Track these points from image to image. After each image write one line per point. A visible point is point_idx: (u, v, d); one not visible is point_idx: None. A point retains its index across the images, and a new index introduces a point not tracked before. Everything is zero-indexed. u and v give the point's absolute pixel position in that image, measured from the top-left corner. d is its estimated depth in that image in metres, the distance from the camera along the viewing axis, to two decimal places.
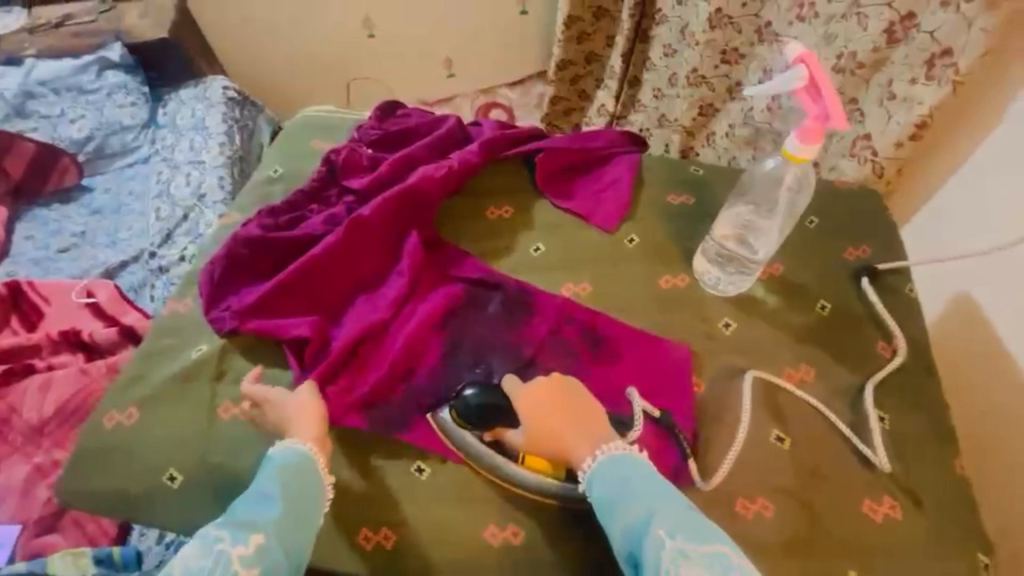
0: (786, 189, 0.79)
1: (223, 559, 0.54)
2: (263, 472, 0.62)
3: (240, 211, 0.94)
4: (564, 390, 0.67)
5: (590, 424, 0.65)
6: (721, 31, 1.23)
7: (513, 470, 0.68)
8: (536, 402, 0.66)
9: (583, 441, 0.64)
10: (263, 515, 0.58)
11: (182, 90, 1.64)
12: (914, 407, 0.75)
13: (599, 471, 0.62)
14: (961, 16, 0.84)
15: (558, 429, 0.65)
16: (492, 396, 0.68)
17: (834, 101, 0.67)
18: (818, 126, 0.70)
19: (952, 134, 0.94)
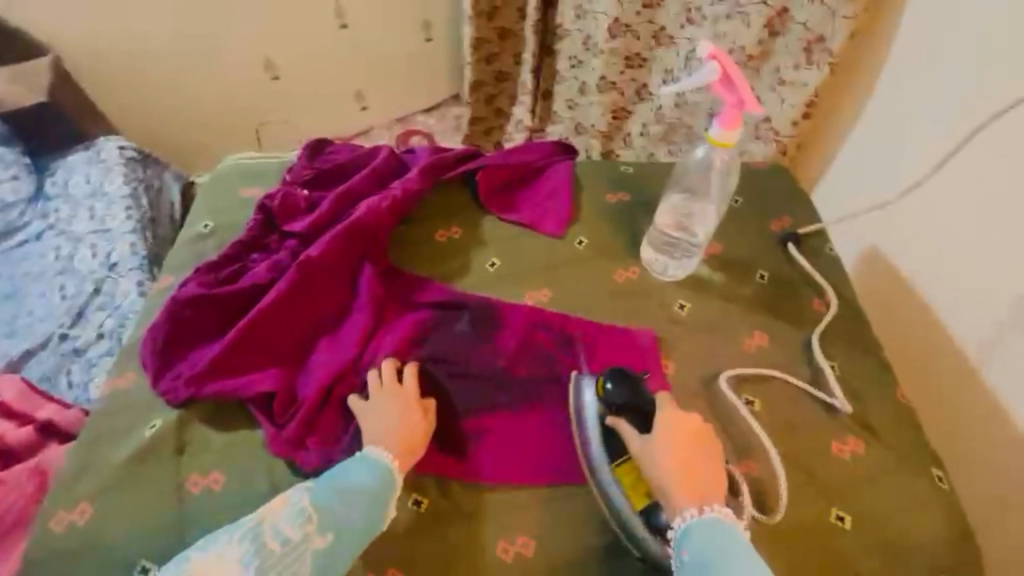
0: (717, 174, 0.85)
1: (295, 549, 0.59)
2: (351, 467, 0.65)
3: (172, 273, 0.89)
4: (709, 441, 0.67)
5: (711, 481, 0.64)
6: (621, 39, 1.33)
7: (606, 465, 0.68)
8: (684, 423, 0.67)
9: (693, 487, 0.64)
10: (343, 515, 0.62)
11: (69, 155, 1.49)
12: (856, 351, 0.83)
13: (698, 534, 0.61)
14: (827, 7, 0.96)
15: (681, 458, 0.64)
16: (638, 399, 0.69)
17: (746, 89, 0.74)
18: (735, 113, 0.76)
19: (836, 108, 1.06)
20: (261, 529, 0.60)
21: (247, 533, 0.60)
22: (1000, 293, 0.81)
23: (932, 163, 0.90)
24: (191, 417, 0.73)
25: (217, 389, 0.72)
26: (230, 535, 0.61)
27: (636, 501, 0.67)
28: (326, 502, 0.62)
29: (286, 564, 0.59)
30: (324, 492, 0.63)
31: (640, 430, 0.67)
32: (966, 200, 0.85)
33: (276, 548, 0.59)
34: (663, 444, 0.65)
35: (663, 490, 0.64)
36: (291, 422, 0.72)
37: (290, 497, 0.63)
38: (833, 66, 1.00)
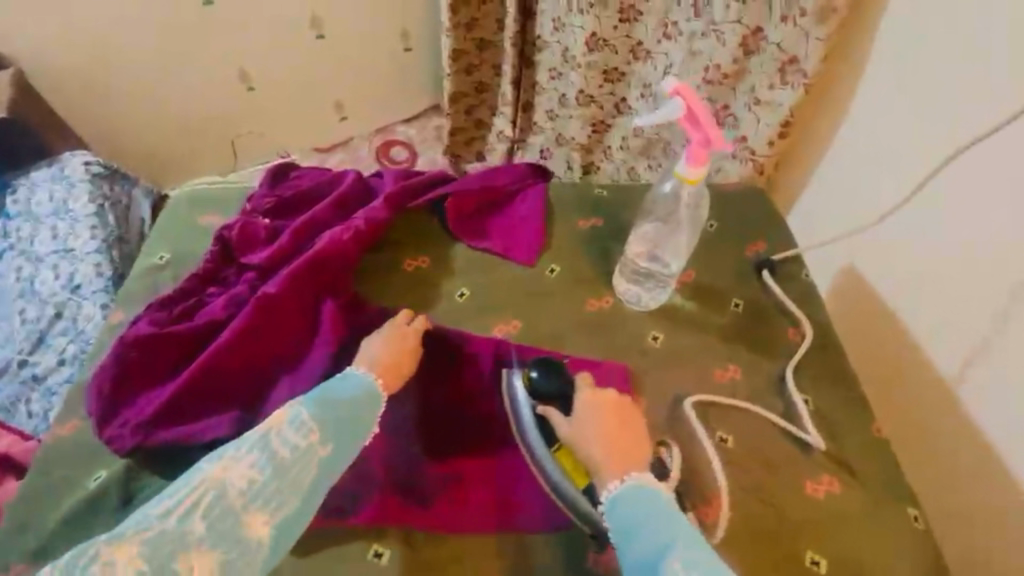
0: (685, 206, 0.82)
1: (304, 456, 0.60)
2: (338, 383, 0.67)
3: (124, 308, 0.84)
4: (626, 408, 0.69)
5: (635, 449, 0.65)
6: (601, 53, 1.30)
7: (543, 453, 0.69)
8: (604, 400, 0.69)
9: (621, 460, 0.64)
10: (341, 424, 0.63)
11: (34, 172, 1.44)
12: (830, 382, 0.81)
13: (622, 500, 0.61)
14: (799, 28, 0.95)
15: (604, 434, 0.65)
16: (559, 384, 0.71)
17: (713, 127, 0.73)
18: (702, 151, 0.75)
19: (812, 128, 1.05)
20: (268, 440, 0.60)
21: (252, 446, 0.59)
22: (973, 324, 0.80)
23: (908, 189, 0.88)
24: (138, 467, 0.69)
25: (167, 437, 0.69)
26: (233, 449, 0.59)
27: (578, 480, 0.68)
28: (325, 413, 0.62)
29: (297, 471, 0.59)
30: (319, 405, 0.63)
31: (563, 413, 0.69)
32: (939, 229, 0.83)
33: (283, 458, 0.59)
34: (584, 425, 0.67)
35: (595, 470, 0.65)
36: None
37: (287, 410, 0.63)
38: (807, 87, 0.99)
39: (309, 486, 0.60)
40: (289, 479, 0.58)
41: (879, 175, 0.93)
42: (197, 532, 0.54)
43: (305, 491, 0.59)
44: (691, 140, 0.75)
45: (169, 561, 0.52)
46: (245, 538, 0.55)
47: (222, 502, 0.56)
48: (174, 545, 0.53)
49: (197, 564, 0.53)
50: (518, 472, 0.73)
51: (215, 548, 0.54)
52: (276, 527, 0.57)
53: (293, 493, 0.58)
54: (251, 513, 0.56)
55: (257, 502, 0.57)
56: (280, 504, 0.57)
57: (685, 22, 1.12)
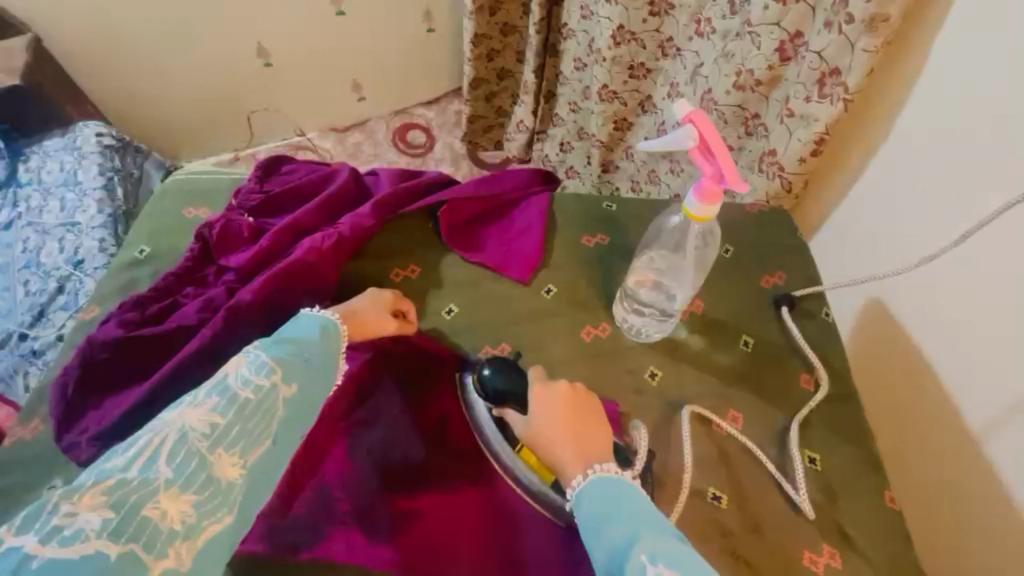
0: (693, 245, 0.74)
1: (269, 395, 0.55)
2: (296, 326, 0.63)
3: (100, 304, 0.82)
4: (580, 400, 0.67)
5: (591, 443, 0.63)
6: (626, 48, 1.20)
7: (506, 452, 0.70)
8: (553, 393, 0.67)
9: (581, 454, 0.62)
10: (306, 363, 0.59)
11: (47, 141, 1.43)
12: (840, 439, 0.75)
13: (588, 494, 0.58)
14: (845, 37, 0.84)
15: (559, 428, 0.64)
16: (508, 382, 0.69)
17: (727, 161, 0.63)
18: (716, 187, 0.66)
19: (851, 147, 0.95)
20: (225, 382, 0.55)
21: (210, 391, 0.54)
22: (1007, 392, 0.71)
23: (955, 234, 0.78)
24: None
25: None
26: (188, 399, 0.54)
27: (544, 475, 0.69)
28: (288, 354, 0.59)
29: (264, 412, 0.54)
30: (280, 347, 0.59)
31: (520, 412, 0.68)
32: (973, 287, 0.75)
33: (246, 399, 0.54)
34: (541, 420, 0.65)
35: (559, 468, 0.63)
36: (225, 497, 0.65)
37: (244, 356, 0.58)
38: (848, 103, 0.88)
39: (279, 427, 0.55)
40: (258, 419, 0.54)
41: (924, 212, 0.83)
42: (161, 478, 0.47)
43: (277, 431, 0.55)
44: (702, 173, 0.66)
45: (135, 509, 0.45)
46: (216, 482, 0.50)
47: (184, 446, 0.49)
48: (137, 495, 0.46)
49: (166, 510, 0.46)
50: (488, 509, 0.69)
51: (185, 492, 0.48)
52: (249, 469, 0.52)
53: (263, 433, 0.54)
54: (220, 454, 0.51)
55: (224, 444, 0.51)
56: (250, 443, 0.53)
57: (720, 19, 1.03)
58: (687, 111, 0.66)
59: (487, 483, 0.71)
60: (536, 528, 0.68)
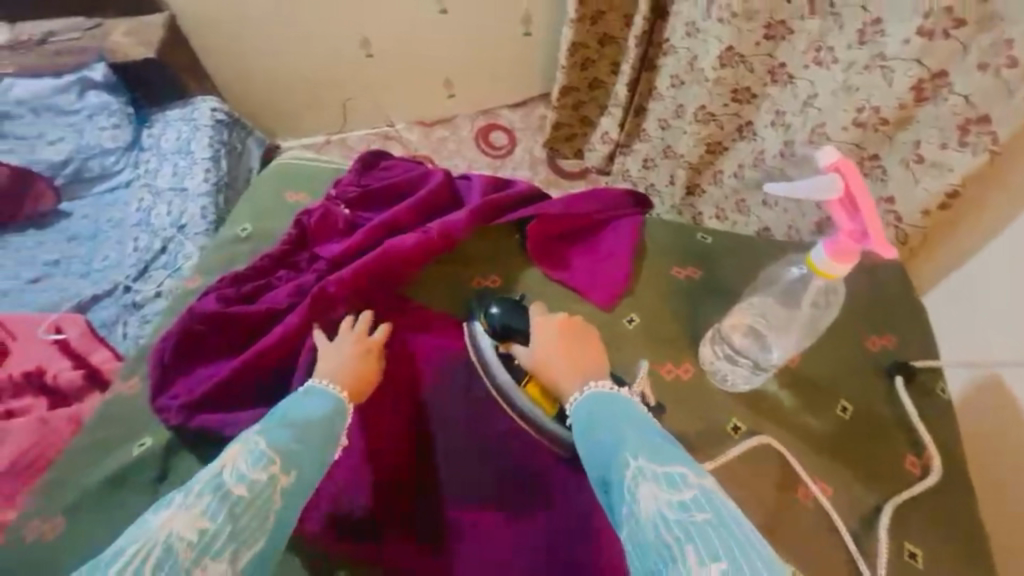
0: (810, 304, 0.69)
1: (265, 490, 0.50)
2: (303, 402, 0.59)
3: (203, 274, 0.87)
4: (576, 327, 0.68)
5: (586, 362, 0.64)
6: (731, 70, 1.11)
7: (511, 388, 0.70)
8: (552, 319, 0.69)
9: (578, 371, 0.63)
10: (309, 447, 0.55)
11: (168, 111, 1.55)
12: (944, 534, 0.67)
13: (581, 406, 0.60)
14: (1003, 81, 0.76)
15: (558, 352, 0.65)
16: (516, 317, 0.71)
17: (873, 220, 0.58)
18: (853, 245, 0.61)
19: (991, 206, 0.85)
20: (220, 478, 0.49)
21: (202, 487, 0.49)
22: None
23: None
24: (179, 443, 0.69)
25: (205, 421, 0.68)
26: (177, 497, 0.48)
27: (548, 408, 0.68)
28: (290, 439, 0.54)
29: (258, 510, 0.49)
30: (283, 428, 0.55)
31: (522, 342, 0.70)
32: None
33: (240, 494, 0.49)
34: (539, 347, 0.66)
35: (563, 392, 0.64)
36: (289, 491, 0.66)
37: (243, 442, 0.53)
38: (993, 155, 0.80)
39: (276, 525, 0.50)
40: (250, 518, 0.48)
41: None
42: None
43: (273, 527, 0.50)
44: (840, 227, 0.61)
45: None
46: None
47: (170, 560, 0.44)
48: None
49: None
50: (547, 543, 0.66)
51: None
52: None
53: (254, 534, 0.49)
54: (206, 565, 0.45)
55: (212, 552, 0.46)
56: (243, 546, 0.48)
57: (844, 49, 0.94)
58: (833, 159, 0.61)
59: (547, 512, 0.67)
60: (599, 574, 0.63)
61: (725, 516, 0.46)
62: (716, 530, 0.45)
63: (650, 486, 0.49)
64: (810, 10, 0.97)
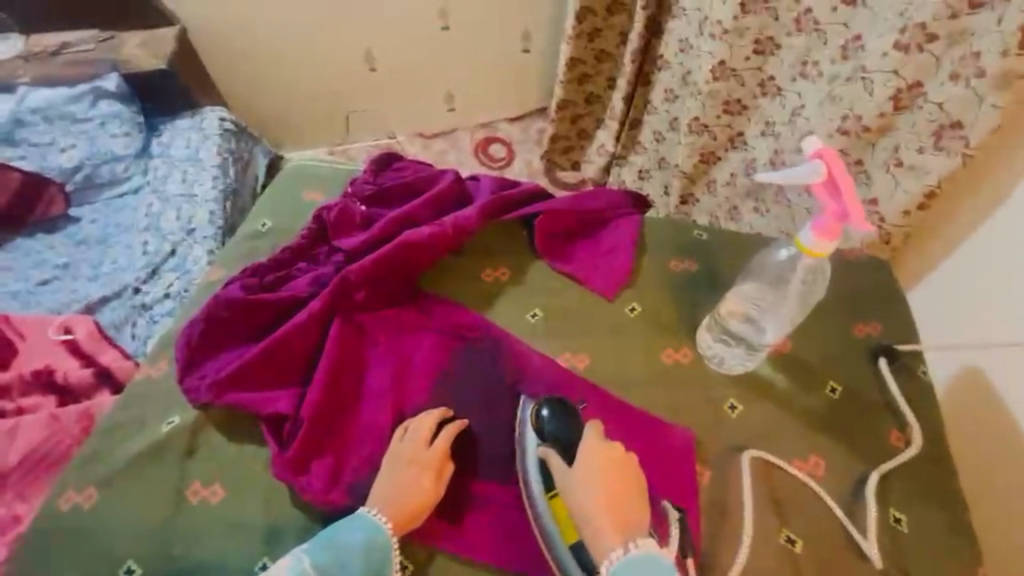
0: (799, 282, 0.74)
1: None
2: (348, 526, 0.63)
3: (224, 267, 0.91)
4: (629, 465, 0.65)
5: (626, 511, 0.62)
6: (724, 83, 1.17)
7: (537, 493, 0.67)
8: (606, 449, 0.66)
9: (618, 518, 0.62)
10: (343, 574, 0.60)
11: (178, 120, 1.59)
12: (927, 503, 0.71)
13: (630, 565, 0.58)
14: (971, 91, 0.82)
15: (599, 490, 0.63)
16: (563, 429, 0.68)
17: (853, 201, 0.64)
18: (836, 224, 0.67)
19: (962, 205, 0.91)
20: None
21: None
22: None
23: None
24: (205, 422, 0.73)
25: (234, 400, 0.72)
26: None
27: (567, 533, 0.64)
28: (325, 565, 0.60)
29: None
30: (323, 552, 0.61)
31: (564, 460, 0.66)
32: None
33: None
34: (584, 472, 0.64)
35: (591, 530, 0.61)
36: (317, 462, 0.69)
37: (289, 558, 0.61)
38: (966, 158, 0.86)
39: None
40: None
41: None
42: None
43: None
44: (824, 209, 0.67)
45: None
46: None
47: None
48: None
49: None
50: None
51: None
52: None
53: None
54: None
55: None
56: None
57: (828, 63, 1.01)
58: (818, 148, 0.67)
59: None
60: None
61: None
62: None
63: None
64: (797, 27, 1.04)
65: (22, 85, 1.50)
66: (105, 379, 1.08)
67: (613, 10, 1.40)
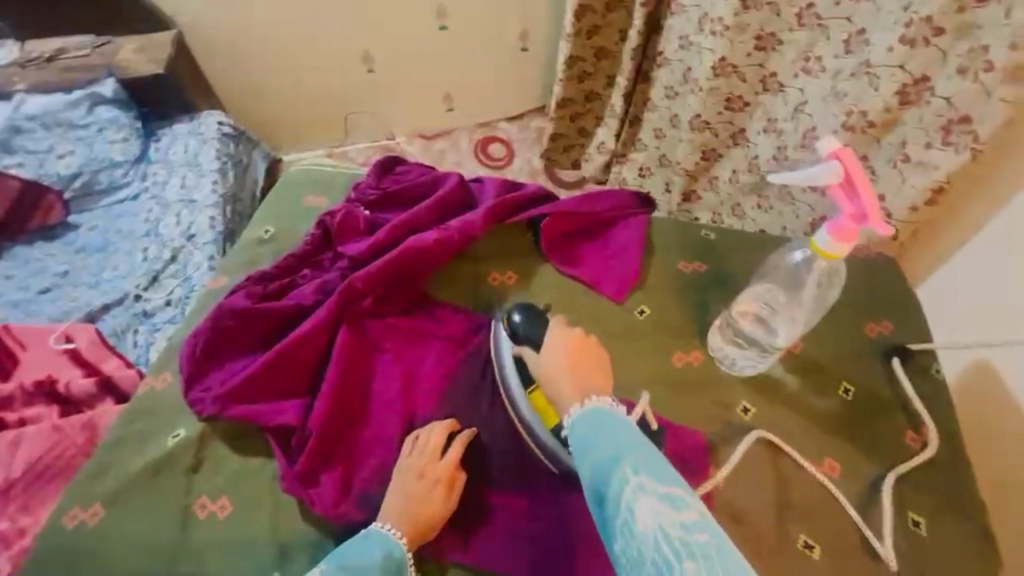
0: (814, 284, 0.73)
1: None
2: (362, 542, 0.61)
3: (227, 274, 0.89)
4: (587, 345, 0.67)
5: (589, 380, 0.63)
6: (724, 80, 1.16)
7: (520, 397, 0.71)
8: (565, 334, 0.68)
9: (579, 387, 0.62)
10: None
11: (175, 125, 1.58)
12: (944, 505, 0.70)
13: (579, 420, 0.58)
14: (980, 84, 0.81)
15: (560, 366, 0.65)
16: (529, 326, 0.71)
17: (872, 202, 0.63)
18: (853, 226, 0.65)
19: (972, 201, 0.90)
20: None
21: None
22: None
23: None
24: (212, 433, 0.72)
25: (240, 412, 0.71)
26: None
27: (548, 422, 0.69)
28: None
29: None
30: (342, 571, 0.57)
31: (532, 347, 0.69)
32: None
33: None
34: (547, 355, 0.66)
35: (561, 403, 0.63)
36: (326, 475, 0.68)
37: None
38: (975, 153, 0.85)
39: None
40: None
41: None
42: None
43: None
44: (841, 211, 0.66)
45: None
46: None
47: None
48: None
49: None
50: (567, 516, 0.68)
51: None
52: None
53: None
54: None
55: None
56: None
57: (833, 58, 1.00)
58: (833, 149, 0.66)
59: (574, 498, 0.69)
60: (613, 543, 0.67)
61: (724, 539, 0.45)
62: (710, 554, 0.44)
63: (651, 508, 0.47)
64: (798, 23, 1.02)
65: (17, 92, 1.47)
66: (108, 389, 1.07)
67: (612, 8, 1.39)
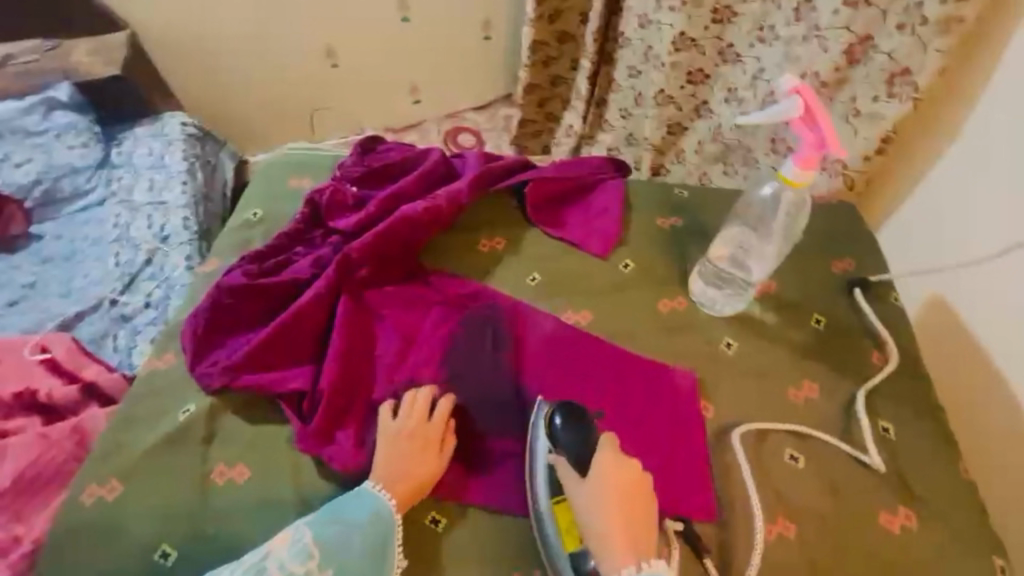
0: (784, 215, 0.80)
1: None
2: (353, 501, 0.65)
3: (218, 258, 0.90)
4: (643, 487, 0.65)
5: (637, 535, 0.62)
6: (686, 53, 1.22)
7: (544, 502, 0.67)
8: (620, 463, 0.65)
9: (629, 544, 0.61)
10: (347, 549, 0.61)
11: (137, 128, 1.52)
12: (912, 415, 0.78)
13: None
14: (917, 37, 0.88)
15: (612, 509, 0.62)
16: (575, 437, 0.67)
17: (830, 129, 0.70)
18: (815, 154, 0.73)
19: (919, 147, 0.98)
20: (265, 563, 0.60)
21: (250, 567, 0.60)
22: None
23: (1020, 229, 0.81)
24: (221, 407, 0.73)
25: (251, 380, 0.73)
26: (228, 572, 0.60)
27: (569, 541, 0.64)
28: (327, 538, 0.62)
29: None
30: (326, 525, 0.62)
31: (576, 470, 0.65)
32: None
33: None
34: (601, 489, 0.63)
35: (599, 546, 0.62)
36: (339, 433, 0.71)
37: (292, 533, 0.62)
38: (916, 101, 0.93)
39: None
40: None
41: (982, 214, 0.87)
42: None
43: None
44: (804, 141, 0.73)
45: None
46: None
47: None
48: None
49: None
50: None
51: None
52: None
53: None
54: None
55: None
56: None
57: (783, 26, 1.06)
58: (794, 85, 0.73)
59: None
60: None
61: None
62: None
63: None
64: None
65: None
66: (93, 394, 1.04)
67: None
